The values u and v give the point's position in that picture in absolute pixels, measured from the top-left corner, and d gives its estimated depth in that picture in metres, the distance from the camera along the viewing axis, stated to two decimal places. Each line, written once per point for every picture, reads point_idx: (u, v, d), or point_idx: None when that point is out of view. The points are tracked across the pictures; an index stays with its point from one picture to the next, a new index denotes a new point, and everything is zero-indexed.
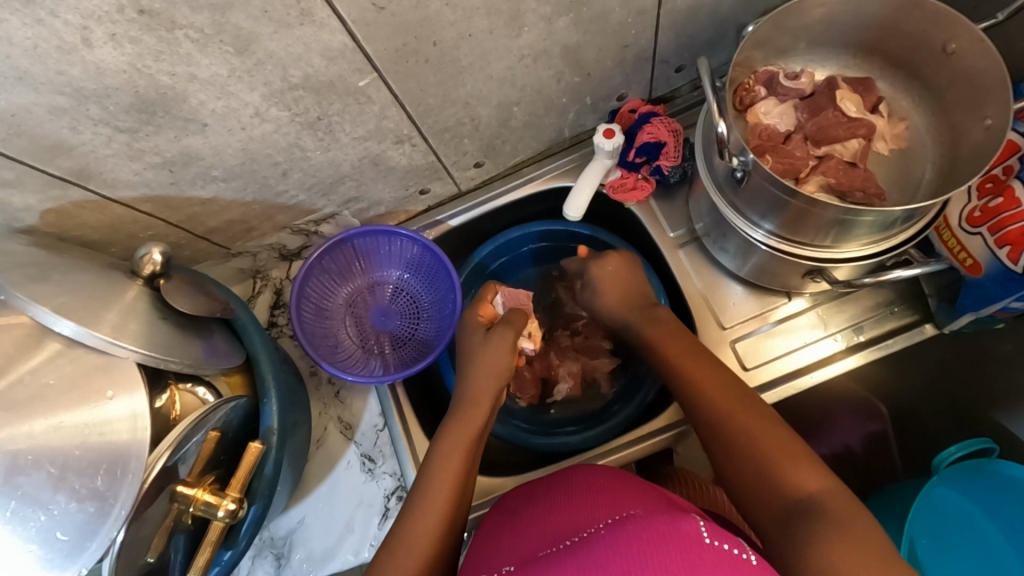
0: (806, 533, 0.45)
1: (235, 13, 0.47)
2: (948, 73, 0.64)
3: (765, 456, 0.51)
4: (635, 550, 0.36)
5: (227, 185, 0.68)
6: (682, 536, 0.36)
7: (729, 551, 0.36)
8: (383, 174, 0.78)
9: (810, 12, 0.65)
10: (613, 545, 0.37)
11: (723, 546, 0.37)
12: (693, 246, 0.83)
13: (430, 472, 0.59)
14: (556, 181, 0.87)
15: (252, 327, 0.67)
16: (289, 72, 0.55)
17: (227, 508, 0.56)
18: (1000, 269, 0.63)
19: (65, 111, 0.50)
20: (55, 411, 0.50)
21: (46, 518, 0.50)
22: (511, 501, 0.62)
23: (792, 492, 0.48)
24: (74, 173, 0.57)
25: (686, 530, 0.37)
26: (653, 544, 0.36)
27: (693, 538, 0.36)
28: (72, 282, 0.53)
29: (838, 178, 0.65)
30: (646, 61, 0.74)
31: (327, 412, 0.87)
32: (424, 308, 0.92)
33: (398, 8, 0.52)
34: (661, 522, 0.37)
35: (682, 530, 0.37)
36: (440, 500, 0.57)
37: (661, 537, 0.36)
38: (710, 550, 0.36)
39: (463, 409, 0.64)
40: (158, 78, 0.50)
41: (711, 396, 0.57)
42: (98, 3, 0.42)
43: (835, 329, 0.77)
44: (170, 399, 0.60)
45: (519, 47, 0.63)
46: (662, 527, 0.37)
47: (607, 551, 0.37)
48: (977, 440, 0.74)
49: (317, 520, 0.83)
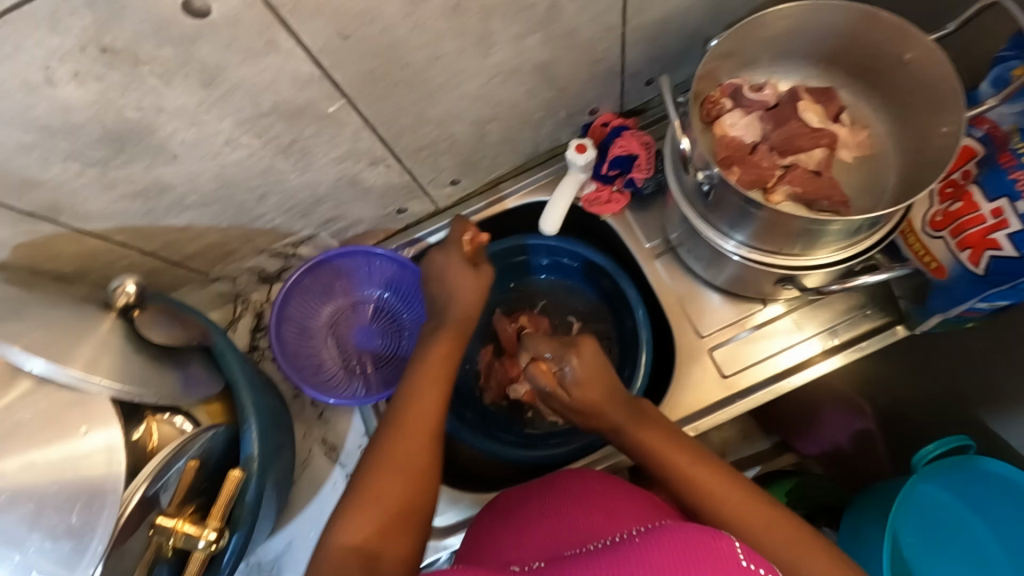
0: None
1: (200, 46, 0.47)
2: (905, 82, 0.66)
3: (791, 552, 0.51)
4: (667, 562, 0.36)
5: (203, 213, 0.68)
6: (717, 557, 0.37)
7: (761, 572, 0.37)
8: (360, 195, 0.79)
9: (770, 26, 0.67)
10: (656, 559, 0.37)
11: (757, 569, 0.37)
12: (670, 255, 0.84)
13: (398, 406, 0.56)
14: (533, 196, 0.88)
15: (230, 353, 0.66)
16: (258, 101, 0.55)
17: (207, 539, 0.56)
18: (963, 271, 0.64)
19: (33, 147, 0.50)
20: (28, 449, 0.51)
21: (21, 557, 0.50)
22: (503, 502, 0.62)
23: None
24: (46, 207, 0.57)
25: (722, 549, 0.37)
26: (688, 563, 0.36)
27: (727, 559, 0.37)
28: (45, 318, 0.53)
29: (804, 186, 0.66)
30: (616, 76, 0.76)
31: (312, 434, 0.86)
32: (406, 325, 0.93)
33: (364, 35, 0.53)
34: (694, 537, 0.38)
35: (718, 548, 0.37)
36: (372, 510, 0.49)
37: (698, 557, 0.37)
38: (741, 570, 0.36)
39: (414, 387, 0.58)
40: (125, 112, 0.51)
41: (702, 487, 0.55)
42: (61, 41, 0.43)
43: (811, 332, 0.78)
44: (147, 431, 0.58)
45: (490, 66, 0.64)
46: (694, 544, 0.37)
47: (641, 563, 0.37)
48: (954, 438, 0.75)
49: (304, 544, 0.82)
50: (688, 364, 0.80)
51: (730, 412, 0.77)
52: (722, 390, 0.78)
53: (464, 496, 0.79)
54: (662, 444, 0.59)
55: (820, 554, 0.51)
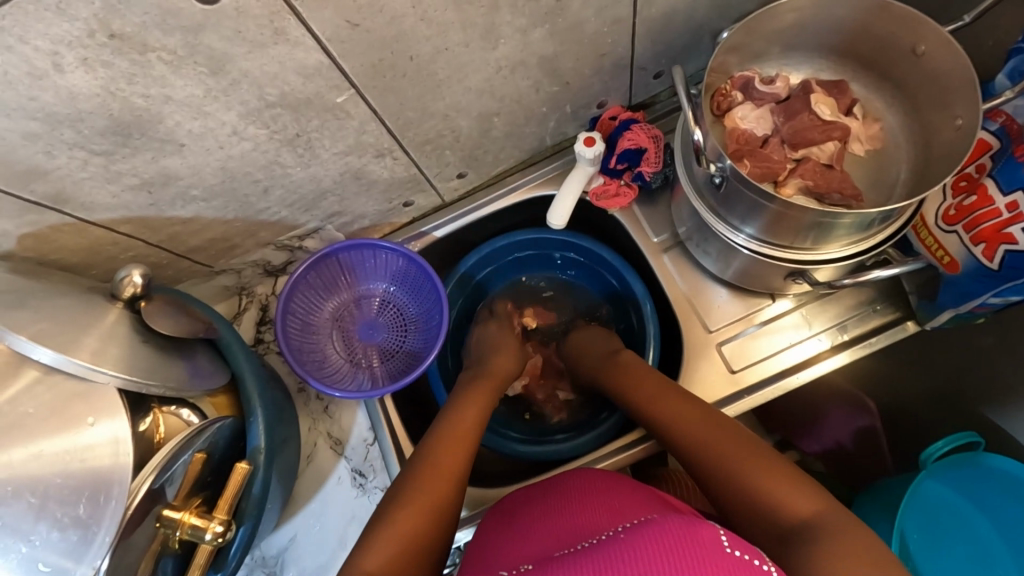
0: (807, 548, 0.46)
1: (208, 34, 0.47)
2: (918, 75, 0.65)
3: (758, 479, 0.53)
4: (651, 550, 0.37)
5: (207, 205, 0.68)
6: (702, 546, 0.37)
7: (745, 560, 0.37)
8: (365, 188, 0.78)
9: (782, 18, 0.66)
10: (636, 550, 0.37)
11: (742, 556, 0.37)
12: (678, 249, 0.83)
13: (432, 437, 0.64)
14: (539, 189, 0.87)
15: (236, 345, 0.67)
16: (265, 91, 0.55)
17: (214, 531, 0.56)
18: (976, 266, 0.64)
19: (38, 136, 0.50)
20: (35, 438, 0.50)
21: (28, 549, 0.49)
22: (508, 504, 0.62)
23: (783, 507, 0.50)
24: (50, 198, 0.57)
25: (706, 538, 0.37)
26: (673, 552, 0.36)
27: (713, 549, 0.37)
28: (51, 308, 0.52)
29: (816, 180, 0.65)
30: (624, 69, 0.75)
31: (317, 427, 0.86)
32: (412, 319, 0.93)
33: (372, 25, 0.52)
34: (678, 527, 0.38)
35: (700, 537, 0.37)
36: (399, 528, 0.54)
37: (681, 545, 0.37)
38: (728, 559, 0.37)
39: (444, 428, 0.65)
40: (132, 101, 0.50)
41: (689, 427, 0.60)
42: (68, 28, 0.42)
43: (820, 328, 0.78)
44: (154, 422, 0.58)
45: (497, 59, 0.64)
46: (678, 533, 0.37)
47: (627, 553, 0.37)
48: (963, 434, 0.74)
49: (308, 539, 0.82)
50: (697, 359, 0.79)
51: (738, 407, 0.77)
52: (730, 386, 0.78)
53: (470, 491, 0.78)
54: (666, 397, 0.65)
55: (786, 482, 0.52)
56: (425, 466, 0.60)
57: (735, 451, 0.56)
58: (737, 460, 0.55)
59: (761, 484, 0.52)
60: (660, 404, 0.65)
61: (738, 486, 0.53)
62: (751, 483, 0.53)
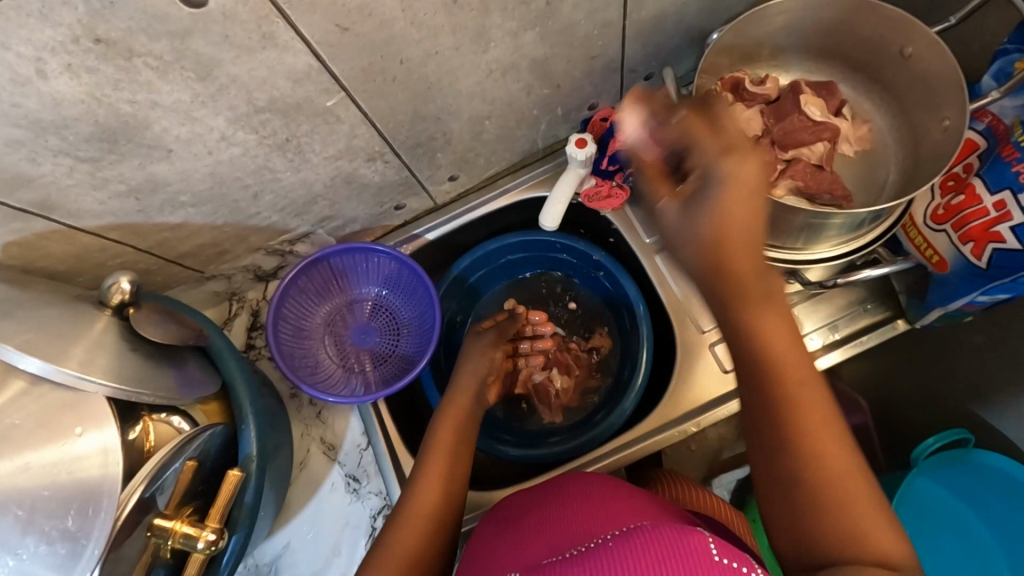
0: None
1: (195, 39, 0.46)
2: (906, 76, 0.66)
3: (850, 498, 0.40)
4: (637, 560, 0.36)
5: (197, 211, 0.67)
6: (689, 553, 0.36)
7: (735, 567, 0.36)
8: (356, 192, 0.78)
9: (771, 19, 0.66)
10: (618, 557, 0.37)
11: (731, 564, 0.36)
12: (670, 251, 0.83)
13: (420, 472, 0.61)
14: (531, 192, 0.87)
15: (228, 352, 0.66)
16: (254, 95, 0.54)
17: (206, 539, 0.54)
18: (965, 265, 0.64)
19: (23, 143, 0.49)
20: (22, 450, 0.50)
21: (15, 562, 0.49)
22: (504, 510, 0.62)
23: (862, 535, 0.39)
24: (37, 205, 0.56)
25: (693, 545, 0.37)
26: (656, 560, 0.36)
27: (700, 555, 0.36)
28: (38, 317, 0.52)
29: (806, 181, 0.65)
30: (614, 72, 0.75)
31: (310, 433, 0.85)
32: (405, 324, 0.92)
33: (361, 29, 0.52)
34: (665, 535, 0.37)
35: (687, 545, 0.36)
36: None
37: (665, 553, 0.36)
38: (716, 566, 0.36)
39: (425, 464, 0.62)
40: (118, 107, 0.50)
41: (802, 412, 0.42)
42: (52, 34, 0.42)
43: (812, 328, 0.78)
44: (143, 430, 0.57)
45: (487, 62, 0.64)
46: (664, 541, 0.37)
47: (610, 563, 0.37)
48: (953, 432, 0.75)
49: (303, 546, 0.82)
50: (689, 360, 0.80)
51: (731, 408, 0.77)
52: (723, 385, 0.78)
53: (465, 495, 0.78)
54: (783, 341, 0.42)
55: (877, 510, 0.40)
56: (407, 513, 0.58)
57: (841, 461, 0.41)
58: (838, 474, 0.40)
59: (846, 500, 0.40)
60: (777, 341, 0.42)
61: (825, 501, 0.40)
62: (841, 500, 0.40)
